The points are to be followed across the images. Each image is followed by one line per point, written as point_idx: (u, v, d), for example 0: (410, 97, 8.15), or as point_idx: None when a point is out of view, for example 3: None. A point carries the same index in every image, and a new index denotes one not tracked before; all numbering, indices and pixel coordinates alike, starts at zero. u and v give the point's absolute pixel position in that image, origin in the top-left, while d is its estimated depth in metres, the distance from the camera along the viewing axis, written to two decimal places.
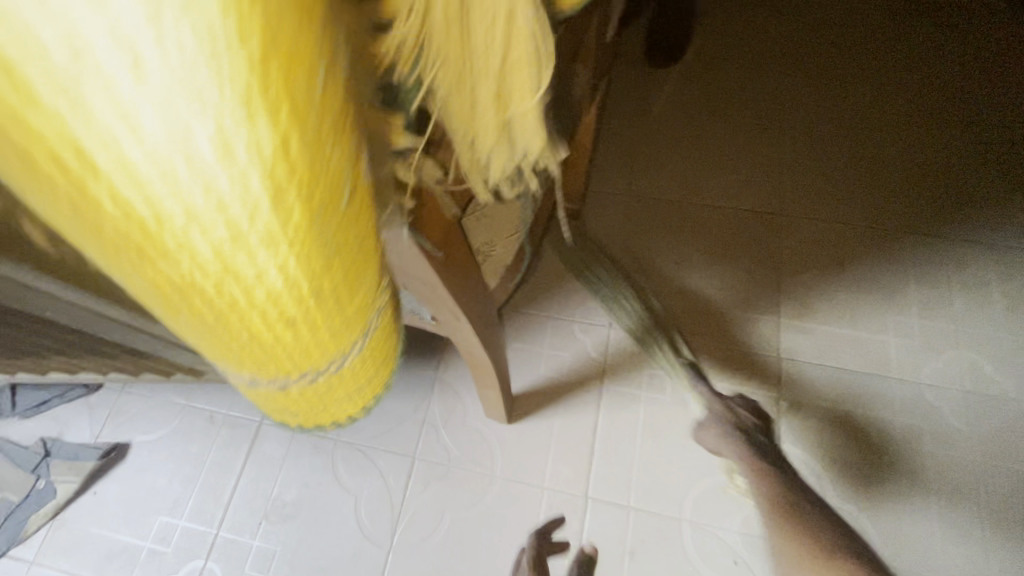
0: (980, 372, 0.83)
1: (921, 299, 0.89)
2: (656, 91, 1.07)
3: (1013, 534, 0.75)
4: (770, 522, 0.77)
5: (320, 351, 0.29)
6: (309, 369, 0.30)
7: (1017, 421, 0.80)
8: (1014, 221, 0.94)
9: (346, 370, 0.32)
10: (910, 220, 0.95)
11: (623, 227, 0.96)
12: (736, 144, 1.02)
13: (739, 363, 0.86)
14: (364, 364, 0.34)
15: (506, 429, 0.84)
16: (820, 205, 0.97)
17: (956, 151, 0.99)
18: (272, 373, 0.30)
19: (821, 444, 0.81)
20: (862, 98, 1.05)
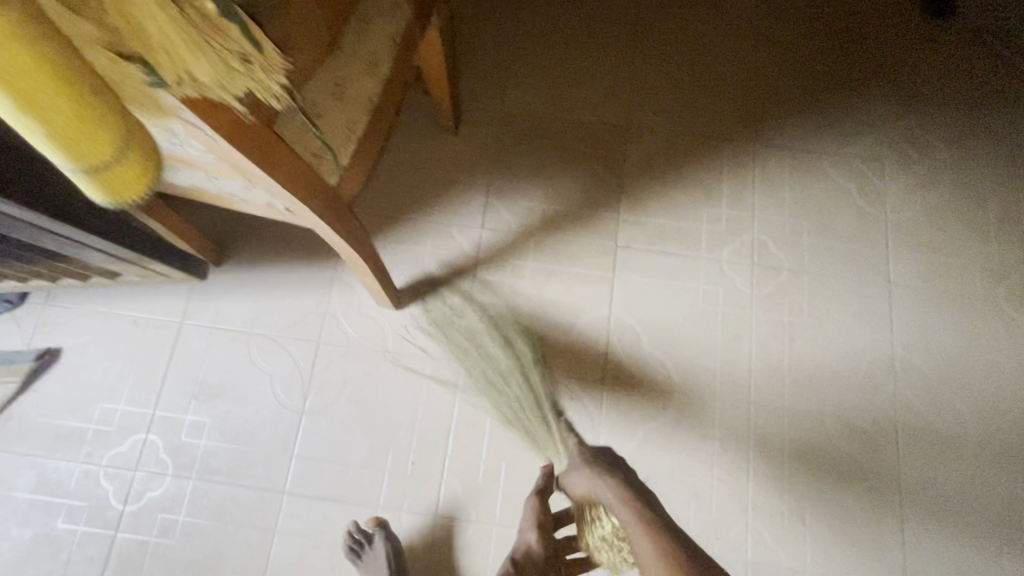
0: (765, 248, 1.07)
1: (731, 192, 1.10)
2: (521, 16, 1.19)
3: (774, 364, 1.02)
4: (600, 368, 1.00)
5: (96, 113, 0.39)
6: (96, 130, 0.40)
7: (785, 283, 1.06)
8: (812, 125, 1.14)
9: (129, 140, 0.42)
10: (731, 126, 1.14)
11: (492, 141, 1.11)
12: (590, 61, 1.17)
13: (585, 250, 1.06)
14: (139, 139, 0.43)
15: (395, 314, 1.02)
16: (660, 115, 1.14)
17: (771, 66, 1.18)
18: (71, 132, 0.39)
19: (643, 309, 1.03)
20: (697, 19, 1.20)
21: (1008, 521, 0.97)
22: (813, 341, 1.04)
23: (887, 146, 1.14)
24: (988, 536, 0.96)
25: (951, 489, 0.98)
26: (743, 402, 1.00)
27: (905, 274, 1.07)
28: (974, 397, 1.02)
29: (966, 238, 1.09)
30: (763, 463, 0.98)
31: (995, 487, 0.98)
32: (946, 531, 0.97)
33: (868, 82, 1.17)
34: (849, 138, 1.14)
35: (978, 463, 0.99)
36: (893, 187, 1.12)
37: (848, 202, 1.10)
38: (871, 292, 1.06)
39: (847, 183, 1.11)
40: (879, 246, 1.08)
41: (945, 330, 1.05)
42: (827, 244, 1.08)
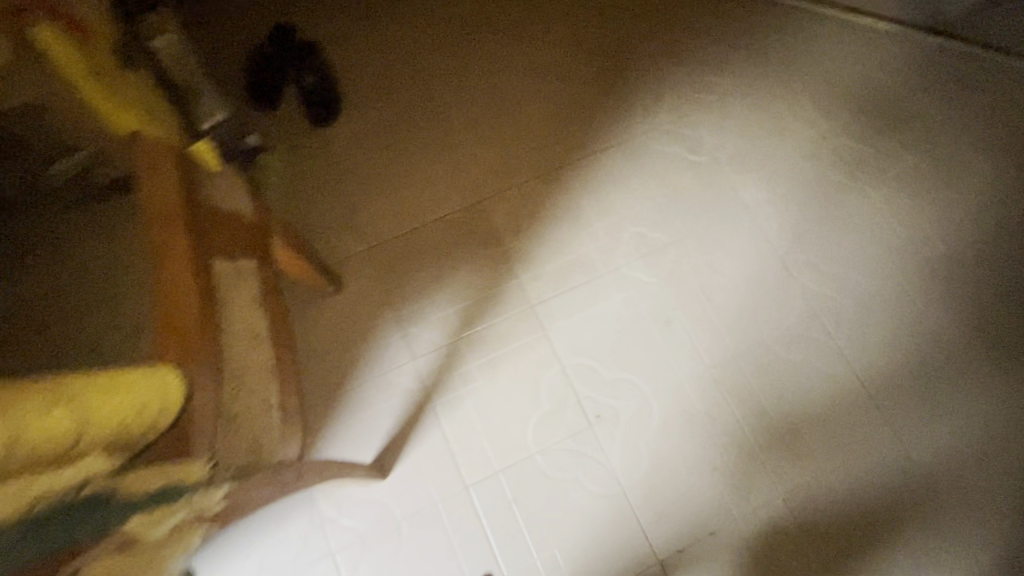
0: (646, 236, 1.18)
1: (593, 207, 1.21)
2: (337, 159, 1.24)
3: (709, 323, 1.13)
4: (583, 416, 1.06)
5: None
6: None
7: (678, 253, 1.17)
8: (619, 116, 1.27)
9: None
10: (560, 153, 1.25)
11: (376, 279, 1.15)
12: (417, 162, 1.24)
13: (510, 325, 1.12)
14: None
15: (385, 483, 1.02)
16: (500, 177, 1.23)
17: (561, 87, 1.30)
18: None
19: (587, 343, 1.11)
20: (481, 77, 1.31)
21: (946, 339, 1.11)
22: (725, 288, 1.15)
23: (687, 99, 1.28)
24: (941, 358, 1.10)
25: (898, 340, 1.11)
26: (706, 370, 1.10)
27: (758, 193, 1.21)
28: (864, 257, 1.17)
29: (784, 139, 1.26)
30: (752, 410, 1.07)
31: (921, 318, 1.13)
32: (917, 377, 1.09)
33: (642, 56, 1.32)
34: (655, 109, 1.28)
35: (897, 306, 1.13)
36: (708, 129, 1.26)
37: (684, 162, 1.24)
38: (743, 222, 1.19)
39: (674, 148, 1.25)
40: (727, 183, 1.22)
41: (811, 219, 1.20)
42: (688, 205, 1.20)
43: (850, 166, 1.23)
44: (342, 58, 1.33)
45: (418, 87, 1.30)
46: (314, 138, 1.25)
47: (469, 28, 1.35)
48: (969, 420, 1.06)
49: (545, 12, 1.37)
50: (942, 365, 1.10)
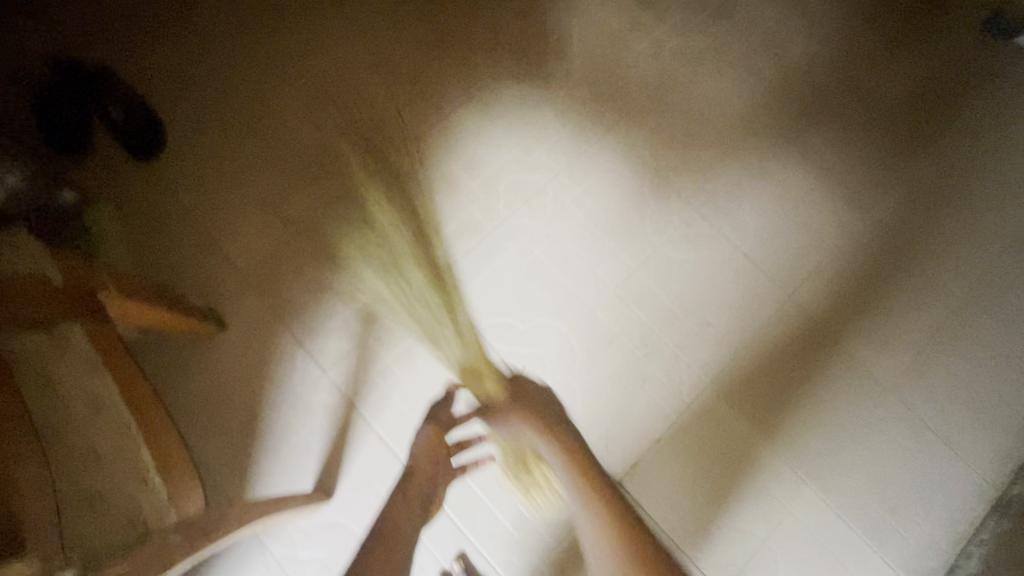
0: (521, 182, 1.18)
1: (463, 167, 1.18)
2: (178, 191, 1.13)
3: (603, 247, 1.15)
4: (510, 372, 1.06)
5: None
6: None
7: (556, 190, 1.17)
8: (463, 71, 1.24)
9: None
10: (414, 123, 1.20)
11: (259, 304, 1.07)
12: (267, 171, 1.15)
13: (414, 308, 1.09)
14: None
15: (333, 503, 0.99)
16: (360, 163, 1.17)
17: (396, 56, 1.24)
18: None
19: (495, 302, 1.10)
20: (309, 66, 1.23)
21: (811, 198, 1.20)
22: (609, 210, 1.17)
23: (523, 37, 1.27)
24: (810, 218, 1.19)
25: (772, 213, 1.19)
26: (612, 292, 1.12)
27: (616, 111, 1.23)
28: (723, 145, 1.22)
29: (624, 52, 1.27)
30: (663, 315, 1.12)
31: (784, 187, 1.21)
32: (798, 242, 1.18)
33: (467, 4, 1.28)
34: (495, 54, 1.25)
35: (762, 182, 1.21)
36: (551, 62, 1.26)
37: (537, 101, 1.23)
38: (608, 143, 1.21)
39: (524, 89, 1.24)
40: (583, 110, 1.23)
41: (668, 123, 1.23)
42: (553, 141, 1.21)
43: (689, 64, 1.28)
44: (148, 83, 1.19)
45: (244, 94, 1.20)
46: (144, 177, 1.13)
47: (280, 17, 1.26)
48: (849, 266, 1.17)
49: None
50: (813, 221, 1.19)
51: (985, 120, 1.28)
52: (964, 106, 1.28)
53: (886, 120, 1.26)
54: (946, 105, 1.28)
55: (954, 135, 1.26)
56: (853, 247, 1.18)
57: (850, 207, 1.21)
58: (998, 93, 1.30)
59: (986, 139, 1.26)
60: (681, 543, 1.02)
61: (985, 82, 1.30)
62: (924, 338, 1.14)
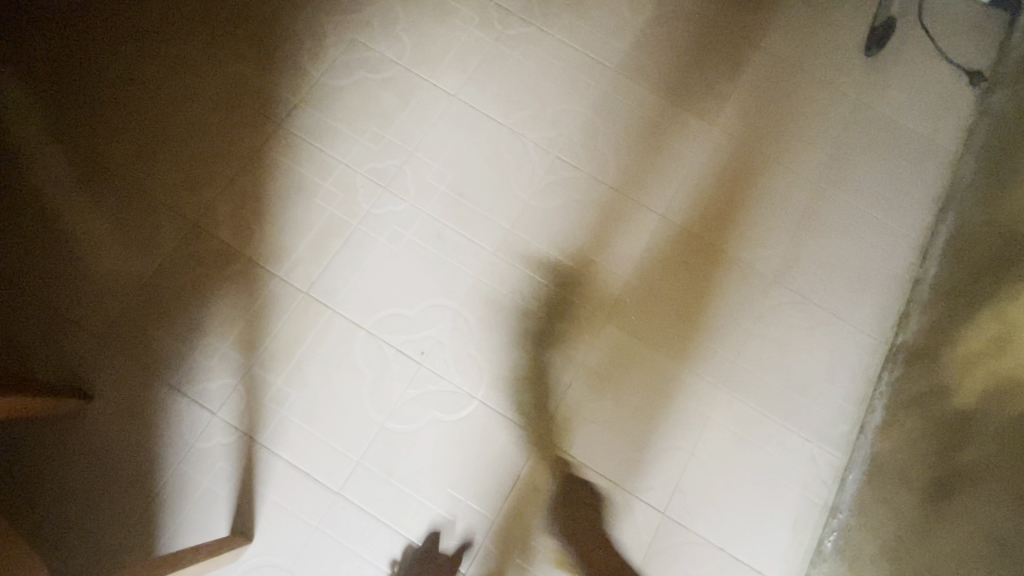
0: (376, 170, 1.14)
1: (313, 169, 1.12)
2: (6, 266, 1.03)
3: (475, 215, 1.13)
4: (409, 361, 1.03)
5: None
6: None
7: (414, 170, 1.14)
8: (291, 72, 1.18)
9: None
10: (250, 136, 1.14)
11: (125, 361, 0.99)
12: (101, 223, 1.06)
13: (295, 323, 1.03)
14: None
15: (256, 542, 0.93)
16: (202, 189, 1.10)
17: (214, 71, 1.17)
18: None
19: (378, 295, 1.06)
20: (121, 102, 1.14)
21: (663, 118, 1.23)
22: (472, 176, 1.15)
23: (345, 25, 1.22)
24: (666, 137, 1.22)
25: (629, 142, 1.21)
26: (493, 256, 1.11)
27: (456, 77, 1.21)
28: (569, 86, 1.23)
29: (450, 18, 1.25)
30: (548, 265, 1.12)
31: (638, 115, 1.23)
32: (661, 163, 1.20)
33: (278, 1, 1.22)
34: (319, 47, 1.20)
35: (615, 114, 1.22)
36: (380, 43, 1.22)
37: (375, 84, 1.19)
38: (457, 110, 1.19)
39: (360, 77, 1.19)
40: (423, 84, 1.20)
41: (510, 77, 1.22)
42: (400, 121, 1.17)
43: (519, 15, 1.27)
44: None
45: (54, 148, 1.10)
46: None
47: (75, 58, 1.15)
48: (713, 173, 1.21)
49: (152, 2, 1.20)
50: (669, 140, 1.22)
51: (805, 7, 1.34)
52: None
53: (715, 26, 1.30)
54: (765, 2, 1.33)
55: (779, 29, 1.32)
56: (712, 155, 1.22)
57: (703, 118, 1.24)
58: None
59: (810, 25, 1.33)
60: (615, 478, 1.04)
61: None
62: (794, 222, 1.19)
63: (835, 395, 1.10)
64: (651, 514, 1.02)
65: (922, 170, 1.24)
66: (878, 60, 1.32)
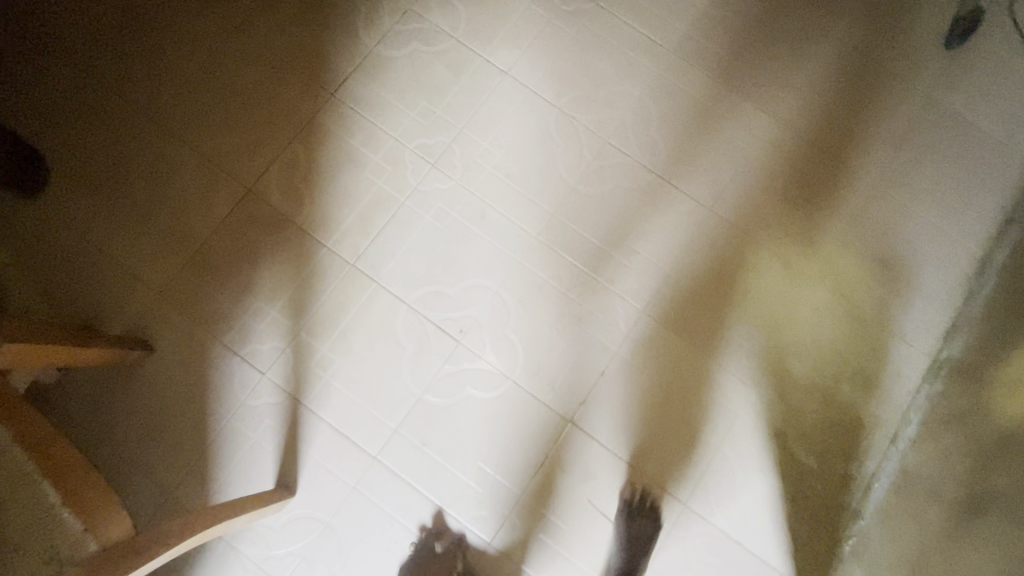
0: (425, 146, 1.14)
1: (363, 141, 1.14)
2: (75, 219, 1.08)
3: (519, 197, 1.13)
4: (448, 338, 1.06)
5: None
6: None
7: (462, 148, 1.14)
8: (345, 41, 1.18)
9: None
10: (304, 104, 1.15)
11: (183, 318, 1.05)
12: (160, 183, 1.10)
13: (340, 293, 1.07)
14: None
15: (298, 496, 1.00)
16: (255, 155, 1.12)
17: (269, 36, 1.18)
18: None
19: (421, 272, 1.09)
20: (181, 62, 1.16)
21: (720, 107, 1.19)
22: (519, 157, 1.15)
23: None
24: (721, 127, 1.18)
25: (683, 130, 1.18)
26: (535, 239, 1.12)
27: (509, 53, 1.19)
28: (624, 67, 1.20)
29: None
30: (589, 253, 1.12)
31: (694, 103, 1.19)
32: (712, 154, 1.17)
33: None
34: (374, 15, 1.19)
35: (669, 99, 1.19)
36: (434, 13, 1.20)
37: (428, 57, 1.18)
38: (507, 87, 1.17)
39: (413, 48, 1.18)
40: (476, 59, 1.18)
41: (565, 56, 1.19)
42: (450, 96, 1.16)
43: None
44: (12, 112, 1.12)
45: (117, 106, 1.13)
46: (35, 211, 1.08)
47: (139, 16, 1.18)
48: (767, 168, 1.17)
49: None
50: (723, 131, 1.18)
51: None
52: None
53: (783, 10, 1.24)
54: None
55: (852, 16, 1.25)
56: (767, 149, 1.18)
57: (762, 109, 1.19)
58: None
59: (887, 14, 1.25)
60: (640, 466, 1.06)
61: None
62: (847, 224, 1.16)
63: (870, 403, 1.09)
64: (672, 503, 1.05)
65: (991, 177, 1.18)
66: (957, 55, 1.23)
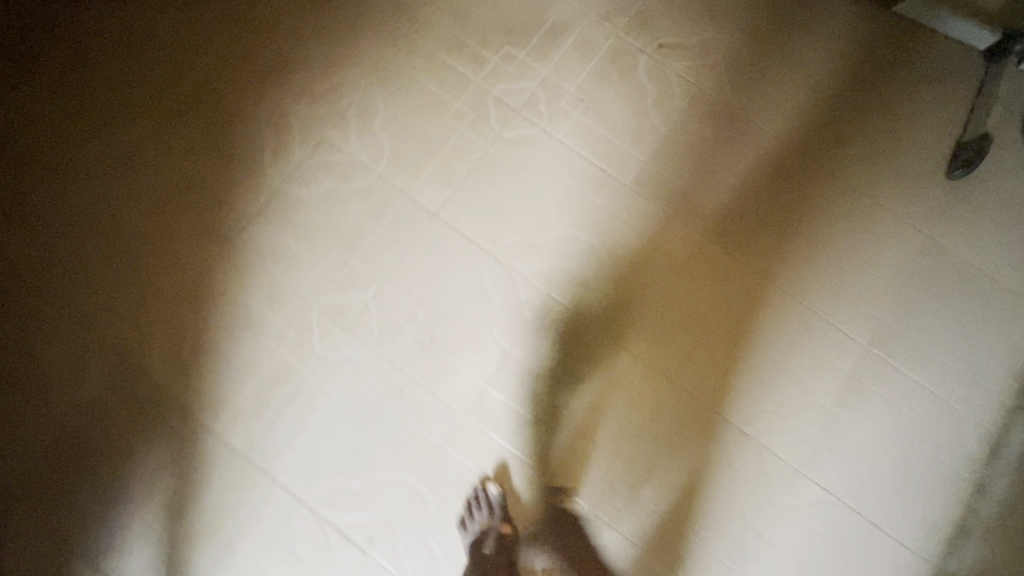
0: (335, 307, 0.98)
1: (262, 300, 0.97)
2: None
3: (444, 369, 0.96)
4: (353, 548, 0.89)
5: None
6: None
7: (379, 309, 0.98)
8: (249, 178, 1.02)
9: None
10: (197, 255, 0.98)
11: (40, 526, 0.88)
12: (17, 357, 0.93)
13: (228, 492, 0.90)
14: None
15: None
16: (136, 318, 0.96)
17: (161, 173, 1.01)
18: None
19: (324, 465, 0.92)
20: (49, 209, 0.99)
21: (684, 252, 1.02)
22: (447, 316, 0.98)
23: (314, 117, 1.05)
24: (686, 274, 1.01)
25: (640, 281, 1.01)
26: (462, 419, 0.95)
27: (439, 191, 1.03)
28: (574, 205, 1.03)
29: (439, 110, 1.06)
30: (526, 436, 0.95)
31: (654, 247, 1.02)
32: (675, 309, 1.00)
33: (242, 88, 1.05)
34: (285, 145, 1.03)
35: (626, 243, 1.02)
36: (353, 143, 1.04)
37: (343, 195, 1.02)
38: (435, 232, 1.01)
39: (327, 185, 1.02)
40: (400, 197, 1.02)
41: (504, 193, 1.03)
42: (368, 243, 1.00)
43: (521, 114, 1.06)
44: None
45: None
46: None
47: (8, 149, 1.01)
48: (737, 326, 1.00)
49: (94, 84, 1.05)
50: (688, 281, 1.01)
51: (875, 113, 1.09)
52: (845, 99, 1.10)
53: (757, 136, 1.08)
54: (822, 103, 1.09)
55: (838, 140, 1.08)
56: (739, 301, 1.01)
57: (734, 253, 1.03)
58: (885, 72, 1.11)
59: (879, 137, 1.08)
60: None
61: (870, 61, 1.11)
62: (834, 394, 0.98)
63: None
64: None
65: (1001, 333, 1.01)
66: (962, 185, 1.07)
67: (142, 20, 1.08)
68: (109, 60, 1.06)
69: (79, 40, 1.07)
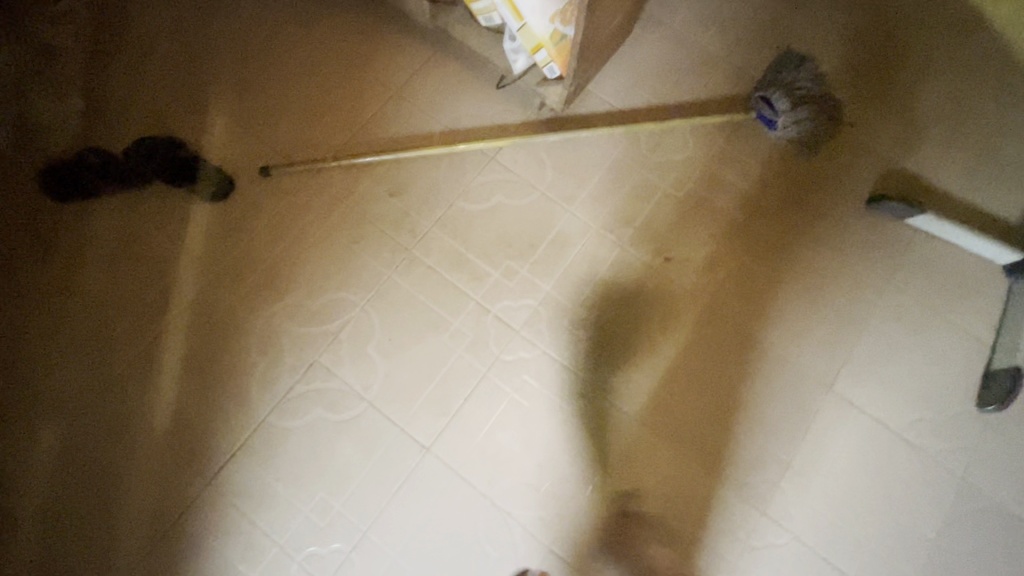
0: (313, 559, 0.91)
1: (240, 547, 0.92)
2: None
3: None
4: None
5: None
6: None
7: (360, 562, 0.91)
8: (233, 408, 0.98)
9: None
10: (175, 497, 0.94)
11: None
12: None
13: None
14: None
15: None
16: (110, 566, 0.91)
17: (145, 403, 0.98)
18: None
19: None
20: (29, 441, 0.96)
21: (687, 494, 0.97)
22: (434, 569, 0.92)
23: (309, 339, 1.01)
24: (692, 523, 0.96)
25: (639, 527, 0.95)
26: None
27: (433, 423, 0.97)
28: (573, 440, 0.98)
29: (437, 332, 1.02)
30: None
31: (658, 488, 0.97)
32: (676, 559, 0.95)
33: (233, 307, 1.02)
34: (274, 370, 1.00)
35: (625, 482, 0.97)
36: (345, 368, 0.99)
37: (332, 428, 0.96)
38: (427, 472, 0.95)
39: (316, 416, 0.97)
40: (392, 430, 0.96)
41: (500, 425, 0.98)
42: (355, 484, 0.94)
43: (521, 335, 1.02)
44: None
45: None
46: None
47: None
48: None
49: (84, 303, 1.02)
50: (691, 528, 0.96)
51: (892, 336, 1.05)
52: (861, 321, 1.05)
53: (768, 359, 1.03)
54: (836, 324, 1.05)
55: (856, 367, 1.03)
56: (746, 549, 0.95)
57: (740, 494, 0.97)
58: (903, 293, 1.07)
59: (897, 362, 1.03)
60: None
61: (885, 281, 1.08)
62: None
63: None
64: None
65: None
66: (990, 421, 1.00)
67: (137, 233, 1.06)
68: (100, 278, 1.04)
69: (72, 256, 1.05)
